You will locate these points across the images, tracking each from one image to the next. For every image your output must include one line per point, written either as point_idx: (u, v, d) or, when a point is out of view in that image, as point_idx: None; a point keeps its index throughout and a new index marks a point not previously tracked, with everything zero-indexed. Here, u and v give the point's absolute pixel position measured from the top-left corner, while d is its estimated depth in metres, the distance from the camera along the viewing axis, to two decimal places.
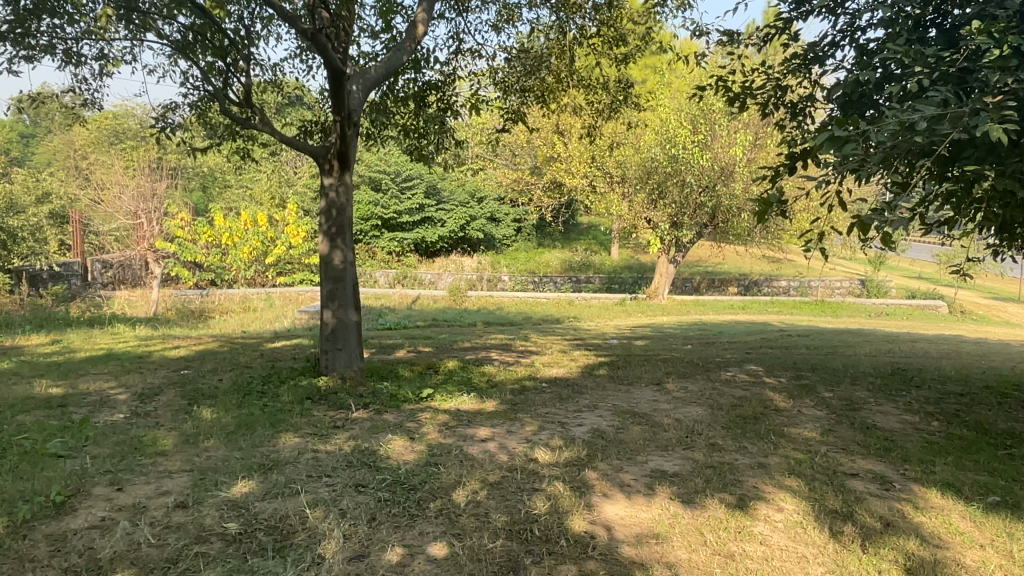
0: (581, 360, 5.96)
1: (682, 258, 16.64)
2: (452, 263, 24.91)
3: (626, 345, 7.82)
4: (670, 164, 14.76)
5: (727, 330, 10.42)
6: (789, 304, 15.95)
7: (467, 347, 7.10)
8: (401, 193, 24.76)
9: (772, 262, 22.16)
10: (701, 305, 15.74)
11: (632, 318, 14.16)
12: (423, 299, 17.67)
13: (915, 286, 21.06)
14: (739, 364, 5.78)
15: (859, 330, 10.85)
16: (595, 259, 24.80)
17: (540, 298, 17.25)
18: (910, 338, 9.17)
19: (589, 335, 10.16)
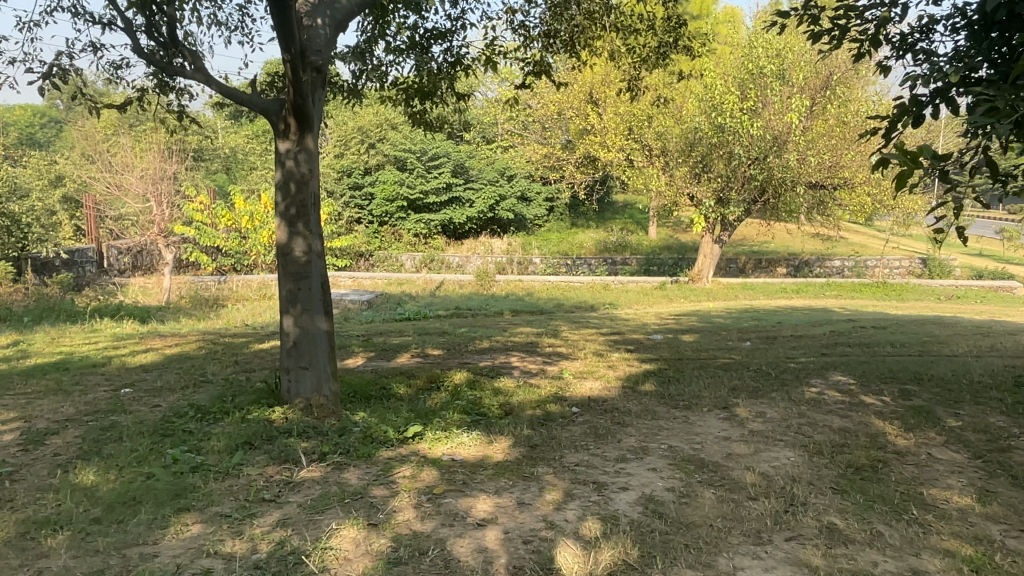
0: (622, 368, 4.89)
1: (727, 237, 15.33)
2: (481, 245, 23.90)
3: (673, 343, 6.70)
4: (716, 135, 13.44)
5: (785, 320, 9.22)
6: (847, 286, 14.57)
7: (486, 346, 6.07)
8: (428, 172, 23.83)
9: (823, 241, 20.69)
10: (750, 289, 14.43)
11: (674, 304, 12.97)
12: (449, 284, 16.68)
13: (981, 264, 19.45)
14: (820, 372, 4.65)
15: (938, 318, 9.54)
16: (632, 239, 23.58)
17: (573, 282, 16.12)
18: (1004, 327, 7.89)
19: (628, 326, 9.05)
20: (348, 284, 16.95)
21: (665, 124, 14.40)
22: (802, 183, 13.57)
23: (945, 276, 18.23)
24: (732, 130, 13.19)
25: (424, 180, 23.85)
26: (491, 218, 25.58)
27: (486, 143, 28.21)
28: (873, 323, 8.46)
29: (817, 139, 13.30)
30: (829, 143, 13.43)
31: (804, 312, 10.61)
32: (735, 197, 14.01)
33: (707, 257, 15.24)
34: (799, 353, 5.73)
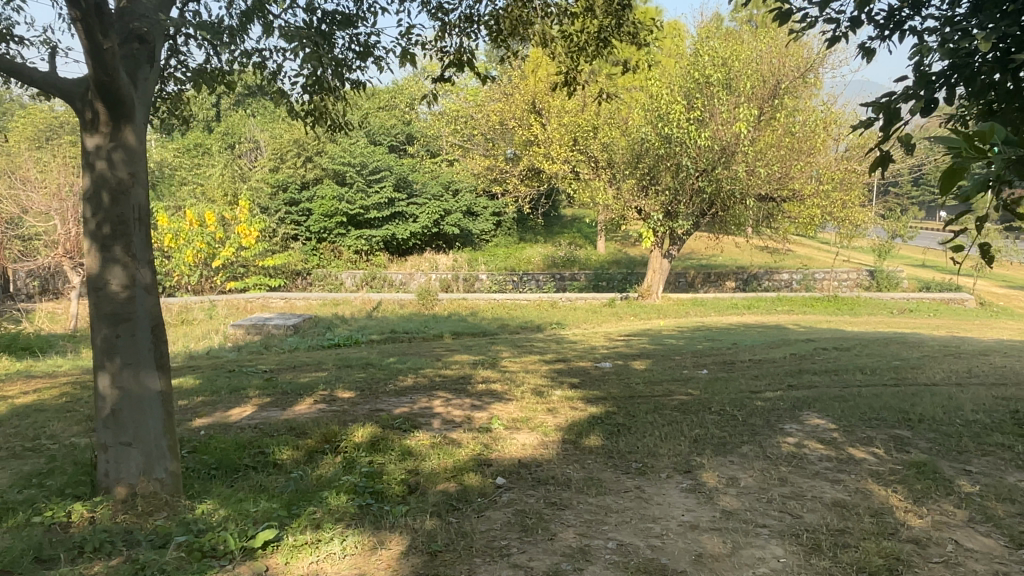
0: (563, 412, 4.12)
1: (676, 251, 14.81)
2: (425, 262, 23.03)
3: (624, 373, 5.98)
4: (663, 146, 12.93)
5: (742, 340, 8.61)
6: (798, 300, 14.16)
7: (408, 382, 5.24)
8: (369, 186, 22.91)
9: (771, 254, 20.46)
10: (701, 305, 13.90)
11: (623, 323, 12.33)
12: (388, 303, 15.77)
13: (928, 276, 19.42)
14: (793, 412, 3.96)
15: (897, 334, 9.08)
16: (581, 254, 23.01)
17: (519, 300, 15.38)
18: (974, 345, 7.40)
19: (575, 350, 8.32)
20: (280, 305, 15.90)
21: (610, 135, 13.85)
22: (752, 195, 13.10)
23: (893, 289, 18.10)
24: (679, 141, 12.70)
25: (364, 195, 22.89)
26: (436, 234, 24.72)
27: (430, 156, 27.38)
28: (836, 342, 7.88)
29: (767, 150, 12.86)
30: (779, 153, 13.03)
31: (758, 331, 10.12)
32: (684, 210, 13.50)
33: (657, 272, 14.68)
34: (765, 385, 5.04)
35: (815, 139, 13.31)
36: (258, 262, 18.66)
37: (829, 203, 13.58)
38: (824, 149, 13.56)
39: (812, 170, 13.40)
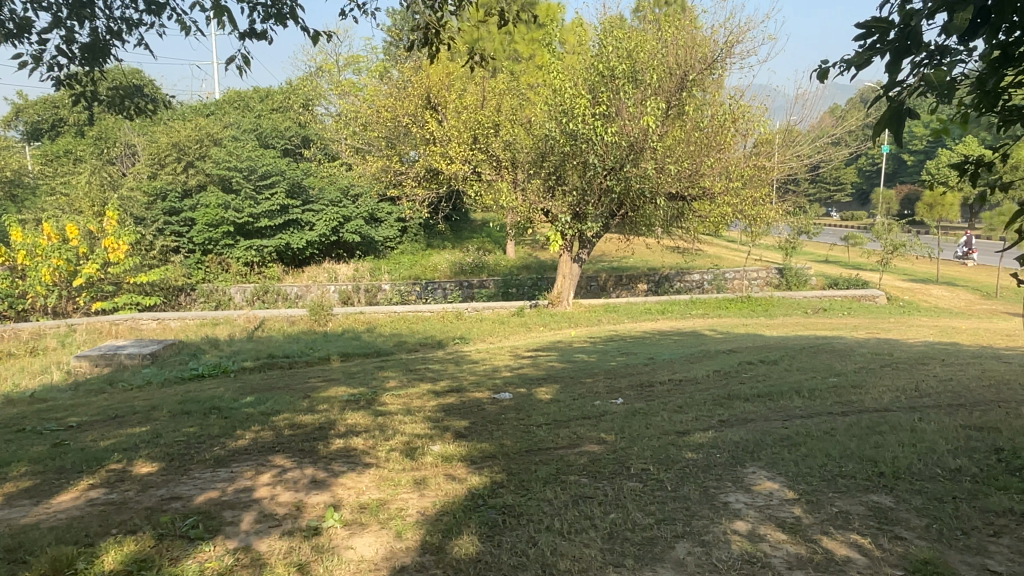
0: (435, 485, 3.04)
1: (586, 255, 13.99)
2: (324, 273, 21.51)
3: (525, 407, 4.96)
4: (569, 143, 12.10)
5: (659, 353, 7.78)
6: (712, 302, 13.58)
7: (246, 440, 4.04)
8: (258, 192, 21.24)
9: (683, 255, 20.07)
10: (614, 311, 13.08)
11: (532, 334, 11.38)
12: (276, 320, 14.30)
13: (834, 272, 19.45)
14: (733, 472, 3.01)
15: (822, 338, 8.44)
16: (490, 260, 22.00)
17: (421, 312, 14.20)
18: (905, 351, 6.79)
19: (474, 374, 7.25)
20: (151, 327, 14.16)
21: (513, 132, 12.93)
22: (661, 194, 12.42)
23: (802, 286, 18.00)
24: (584, 138, 11.90)
25: (254, 202, 21.17)
26: (335, 242, 23.18)
27: (328, 161, 25.82)
28: (760, 352, 7.14)
29: (675, 147, 12.20)
30: (688, 149, 12.39)
31: (671, 340, 9.38)
32: (592, 210, 12.70)
33: (567, 277, 13.80)
34: (693, 421, 4.12)
35: (723, 135, 12.76)
36: (130, 278, 16.77)
37: (741, 201, 13.07)
38: (732, 145, 13.05)
39: (721, 166, 12.85)
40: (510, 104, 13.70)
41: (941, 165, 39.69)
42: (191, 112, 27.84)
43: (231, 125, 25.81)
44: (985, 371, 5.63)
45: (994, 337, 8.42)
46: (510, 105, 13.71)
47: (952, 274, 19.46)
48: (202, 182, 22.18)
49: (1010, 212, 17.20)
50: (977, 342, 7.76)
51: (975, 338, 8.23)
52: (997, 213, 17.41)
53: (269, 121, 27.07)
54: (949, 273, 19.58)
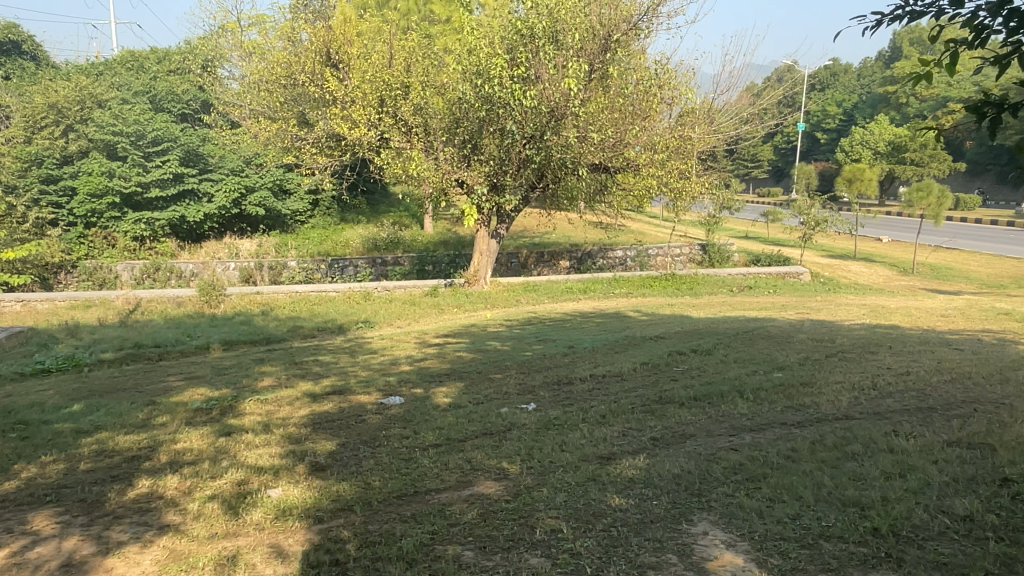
0: (244, 573, 2.05)
1: (504, 230, 13.04)
2: (224, 249, 19.88)
3: (414, 417, 3.99)
4: (485, 108, 11.10)
5: (579, 341, 6.93)
6: (636, 280, 12.87)
7: (16, 485, 2.95)
8: (148, 159, 19.40)
9: (606, 230, 19.44)
10: (534, 290, 12.20)
11: (444, 317, 10.41)
12: (161, 301, 12.84)
13: (757, 249, 19.23)
14: (677, 536, 2.13)
15: (757, 322, 7.79)
16: (406, 234, 20.82)
17: (325, 292, 13.00)
18: (847, 337, 6.15)
19: (369, 366, 6.25)
20: (13, 310, 12.50)
21: (424, 95, 11.82)
22: (584, 165, 11.59)
23: (725, 263, 17.69)
24: (501, 103, 10.91)
25: (143, 171, 19.30)
26: (237, 216, 21.44)
27: (231, 128, 23.97)
28: (692, 338, 6.38)
29: (597, 113, 11.38)
30: (611, 117, 11.59)
31: (591, 324, 8.58)
32: (510, 183, 11.78)
33: (486, 254, 12.83)
34: (619, 441, 3.23)
35: (648, 103, 11.90)
36: None
37: (666, 174, 12.38)
38: (658, 113, 12.24)
39: (646, 136, 12.10)
40: (421, 64, 12.54)
41: (854, 143, 40.69)
42: (77, 71, 25.40)
43: (120, 86, 23.61)
44: (940, 360, 5.01)
45: (927, 318, 7.94)
46: (421, 65, 12.54)
47: (869, 251, 19.53)
48: (84, 148, 20.09)
49: (928, 187, 17.36)
50: (914, 324, 7.25)
51: (910, 320, 7.74)
52: (915, 189, 17.51)
53: (165, 83, 24.94)
54: (866, 250, 19.65)
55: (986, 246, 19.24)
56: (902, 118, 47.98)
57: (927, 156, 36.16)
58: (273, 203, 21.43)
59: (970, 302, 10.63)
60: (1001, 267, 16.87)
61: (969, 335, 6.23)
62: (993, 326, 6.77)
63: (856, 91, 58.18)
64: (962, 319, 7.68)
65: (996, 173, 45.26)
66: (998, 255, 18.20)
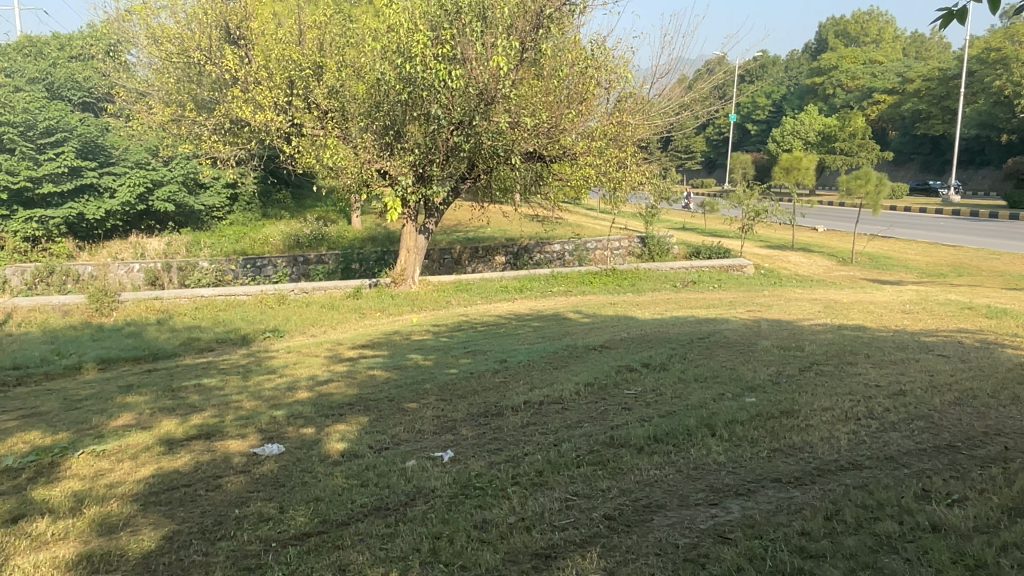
0: None
1: (433, 224, 11.99)
2: (130, 248, 18.26)
3: (286, 479, 3.01)
4: (406, 89, 10.04)
5: (512, 352, 6.00)
6: (575, 276, 12.03)
7: None
8: (41, 152, 17.61)
9: (543, 223, 18.63)
10: (466, 290, 11.23)
11: (364, 322, 9.35)
12: (44, 309, 11.35)
13: (696, 240, 18.77)
14: None
15: (710, 323, 7.02)
16: (330, 230, 19.53)
17: (234, 296, 11.71)
18: (815, 342, 5.40)
19: (261, 392, 5.19)
20: None
21: (340, 75, 10.68)
22: (517, 153, 10.67)
23: (665, 256, 17.12)
24: (425, 84, 9.88)
25: (34, 164, 17.48)
26: (143, 212, 19.70)
27: None
28: (642, 347, 5.53)
29: (529, 96, 10.48)
30: (544, 100, 10.72)
31: (525, 329, 7.68)
32: (438, 172, 10.77)
33: (413, 252, 11.72)
34: (564, 521, 2.33)
35: (584, 86, 11.04)
36: None
37: (604, 162, 11.61)
38: (595, 98, 11.38)
39: (582, 121, 11.26)
40: (337, 43, 11.36)
41: (786, 133, 41.11)
42: None
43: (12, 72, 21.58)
44: (931, 373, 4.28)
45: (887, 314, 7.34)
46: (338, 43, 11.36)
47: (807, 240, 19.27)
48: None
49: (866, 175, 17.20)
50: (877, 323, 6.59)
51: (867, 317, 7.13)
52: (853, 177, 17.35)
53: (64, 69, 22.91)
54: (804, 239, 19.40)
55: (921, 234, 19.24)
56: (829, 108, 48.84)
57: (855, 146, 36.71)
58: (183, 199, 19.77)
59: (920, 294, 10.16)
60: (937, 255, 16.74)
61: (945, 337, 5.56)
62: (964, 325, 6.15)
63: (784, 82, 59.16)
64: (924, 315, 7.10)
65: (919, 162, 46.55)
66: (933, 243, 18.16)
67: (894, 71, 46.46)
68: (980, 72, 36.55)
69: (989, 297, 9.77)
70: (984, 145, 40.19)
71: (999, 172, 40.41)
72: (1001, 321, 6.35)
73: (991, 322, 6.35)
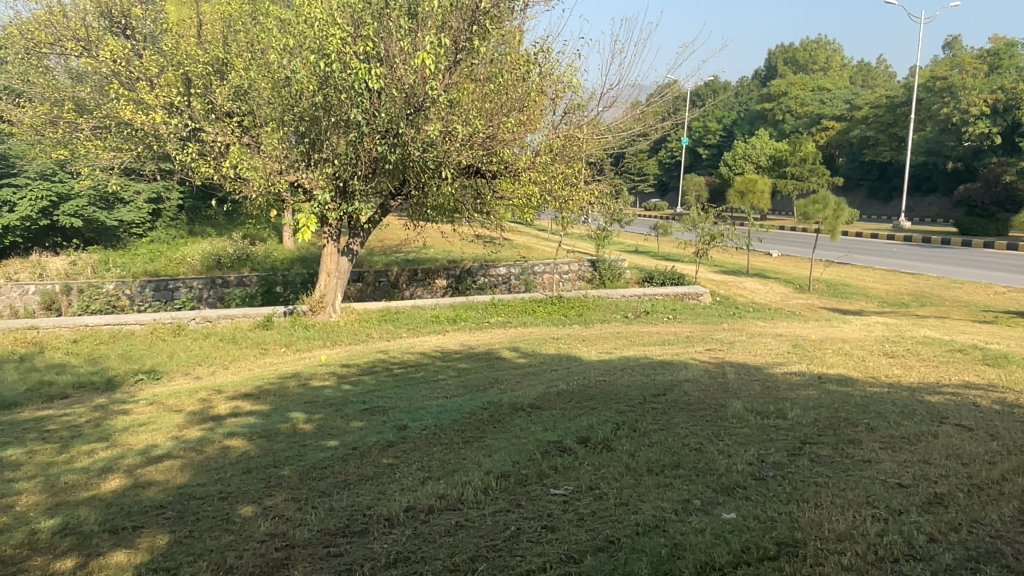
0: None
1: (356, 246, 10.61)
2: (29, 267, 16.46)
3: None
4: (321, 91, 8.77)
5: (420, 412, 4.71)
6: (517, 304, 10.82)
7: None
8: None
9: (488, 244, 17.44)
10: (393, 320, 9.89)
11: (265, 359, 7.97)
12: None
13: (648, 264, 17.84)
14: None
15: (667, 369, 5.88)
16: (258, 249, 18.00)
17: (124, 324, 10.15)
18: (800, 404, 4.24)
19: (67, 473, 3.84)
20: None
21: (249, 73, 9.38)
22: (450, 167, 9.45)
23: (616, 281, 16.09)
24: (343, 86, 8.62)
25: None
26: (46, 227, 17.89)
27: None
28: (582, 408, 4.31)
29: (463, 102, 9.28)
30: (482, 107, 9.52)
31: (447, 373, 6.40)
32: (360, 187, 9.47)
33: (334, 276, 10.31)
34: None
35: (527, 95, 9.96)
36: None
37: (550, 181, 10.51)
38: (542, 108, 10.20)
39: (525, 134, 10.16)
40: (248, 38, 10.05)
41: (738, 157, 40.96)
42: None
43: None
44: (965, 460, 3.15)
45: (870, 357, 6.29)
46: (248, 39, 10.05)
47: (762, 266, 18.47)
48: None
49: (824, 199, 16.49)
50: (865, 370, 5.50)
51: (849, 361, 6.05)
52: (811, 201, 16.63)
53: None
54: (759, 265, 18.63)
55: (879, 261, 18.66)
56: (780, 133, 49.09)
57: (807, 170, 36.62)
58: (93, 214, 17.77)
59: (894, 329, 9.20)
60: (897, 283, 16.08)
61: (958, 398, 4.45)
62: (970, 375, 5.10)
63: (735, 107, 59.63)
64: (913, 359, 6.06)
65: (867, 188, 47.00)
66: (892, 270, 17.52)
67: (842, 98, 46.95)
68: (928, 99, 37.06)
69: (966, 333, 8.91)
70: (930, 172, 40.66)
71: (945, 199, 40.88)
72: (1008, 370, 5.34)
73: (998, 371, 5.32)
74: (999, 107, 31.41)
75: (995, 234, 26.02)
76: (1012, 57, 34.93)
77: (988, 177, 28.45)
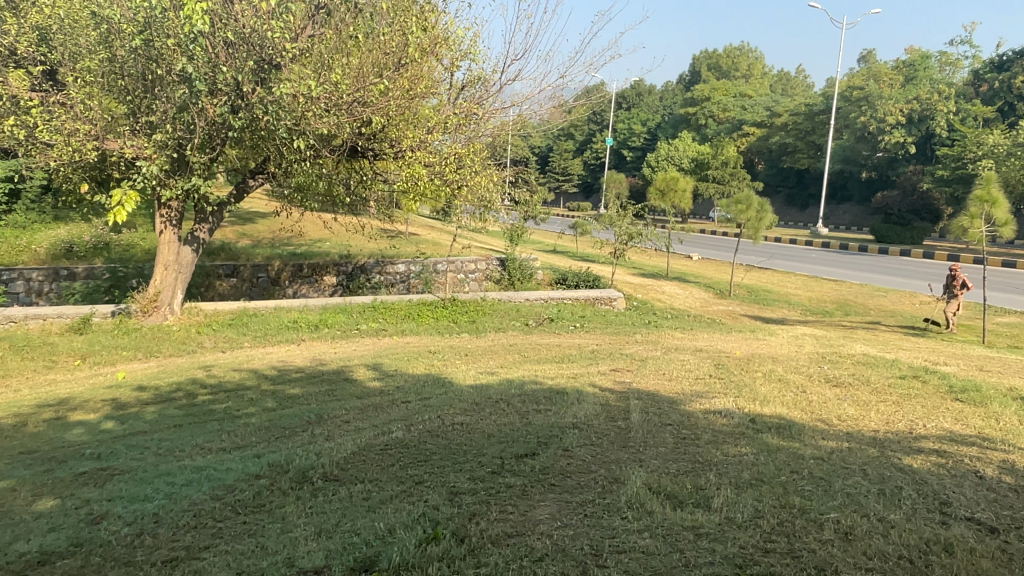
0: None
1: (204, 233, 8.73)
2: None
3: None
4: (138, 35, 6.92)
5: (160, 477, 3.05)
6: (402, 306, 9.18)
7: None
8: None
9: (389, 238, 15.73)
10: (244, 323, 8.11)
11: (46, 374, 6.09)
12: None
13: (563, 264, 16.51)
14: None
15: (554, 402, 4.42)
16: (122, 236, 15.70)
17: None
18: (729, 477, 2.78)
19: None
20: None
21: (57, 11, 7.46)
22: (312, 136, 7.71)
23: (527, 281, 14.66)
24: (168, 29, 6.80)
25: None
26: None
27: None
28: (399, 485, 2.74)
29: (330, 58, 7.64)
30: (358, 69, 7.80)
31: (261, 403, 4.71)
32: (198, 159, 7.65)
33: (173, 269, 8.43)
34: None
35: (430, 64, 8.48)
36: None
37: (443, 164, 8.99)
38: (432, 75, 8.51)
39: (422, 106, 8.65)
40: None
41: (661, 158, 40.41)
42: None
43: None
44: None
45: (811, 386, 4.96)
46: None
47: (682, 269, 17.43)
48: None
49: (747, 200, 15.56)
50: (811, 410, 4.12)
51: (788, 392, 4.70)
52: (734, 201, 15.66)
53: None
54: (678, 268, 17.57)
55: (802, 267, 17.97)
56: (703, 137, 49.05)
57: (728, 174, 36.35)
58: None
59: (829, 344, 8.05)
60: (820, 289, 15.28)
61: (956, 469, 3.06)
62: (949, 422, 3.83)
63: (659, 111, 59.60)
64: (865, 391, 4.78)
65: (784, 195, 47.44)
66: (814, 277, 16.76)
67: (763, 105, 47.25)
68: (844, 109, 37.53)
69: (905, 350, 7.86)
70: (846, 181, 41.19)
71: (859, 207, 41.50)
72: (992, 411, 4.11)
73: (976, 414, 4.06)
74: (914, 117, 31.81)
75: (911, 242, 26.03)
76: (925, 69, 35.87)
77: (906, 185, 29.32)
